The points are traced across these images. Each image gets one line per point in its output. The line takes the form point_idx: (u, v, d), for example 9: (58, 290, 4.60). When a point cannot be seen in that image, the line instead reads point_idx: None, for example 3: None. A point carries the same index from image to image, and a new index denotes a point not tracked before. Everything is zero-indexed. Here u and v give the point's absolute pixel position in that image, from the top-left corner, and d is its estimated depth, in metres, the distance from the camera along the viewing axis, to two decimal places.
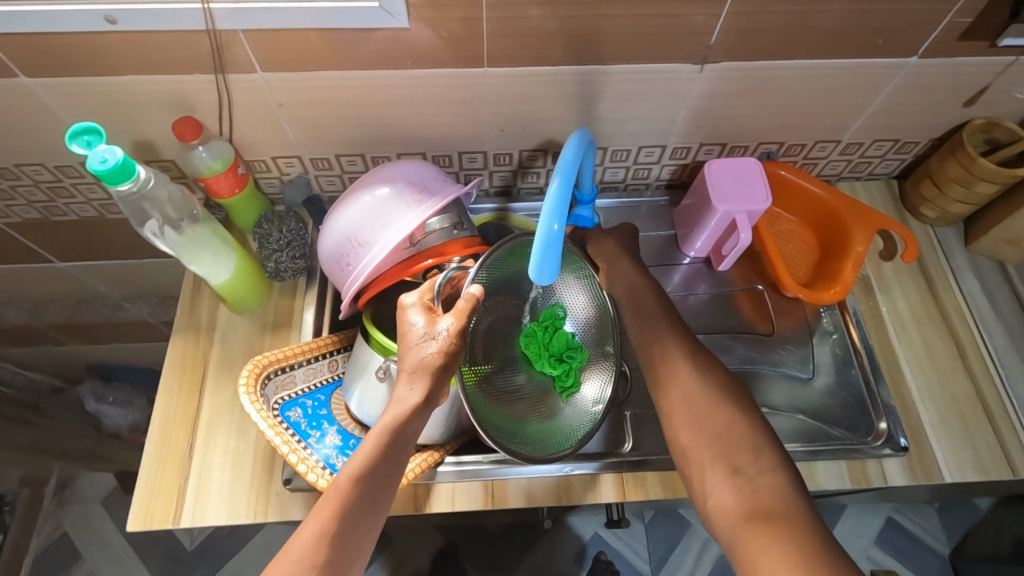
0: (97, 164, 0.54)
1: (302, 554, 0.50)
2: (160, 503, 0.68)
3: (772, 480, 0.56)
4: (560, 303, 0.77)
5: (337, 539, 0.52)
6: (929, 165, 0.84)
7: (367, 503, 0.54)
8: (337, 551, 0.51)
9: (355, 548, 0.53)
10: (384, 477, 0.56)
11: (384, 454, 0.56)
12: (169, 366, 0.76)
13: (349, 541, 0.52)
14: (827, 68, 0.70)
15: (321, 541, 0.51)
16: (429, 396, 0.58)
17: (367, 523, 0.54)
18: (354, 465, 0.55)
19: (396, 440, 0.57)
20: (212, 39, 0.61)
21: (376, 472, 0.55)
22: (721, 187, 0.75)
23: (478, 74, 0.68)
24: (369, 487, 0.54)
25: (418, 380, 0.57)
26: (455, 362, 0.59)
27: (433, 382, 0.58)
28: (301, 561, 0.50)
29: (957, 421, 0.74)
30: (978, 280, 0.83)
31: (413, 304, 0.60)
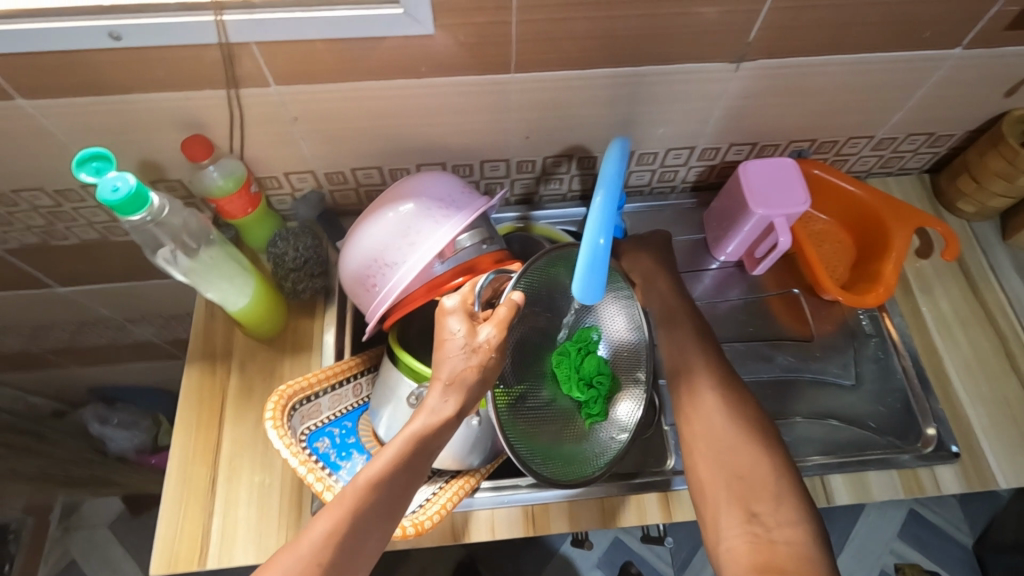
0: (107, 193, 0.50)
1: (307, 552, 0.46)
2: (185, 544, 0.65)
3: (791, 534, 0.53)
4: (597, 322, 0.73)
5: (346, 540, 0.48)
6: (966, 159, 0.81)
7: (381, 508, 0.50)
8: (344, 555, 0.47)
9: (362, 554, 0.49)
10: (402, 485, 0.52)
11: (407, 462, 0.52)
12: (185, 398, 0.72)
13: (357, 546, 0.48)
14: (868, 62, 0.67)
15: (329, 540, 0.47)
16: (460, 408, 0.54)
17: (379, 528, 0.50)
18: (374, 467, 0.51)
19: (420, 448, 0.53)
20: (223, 52, 0.57)
21: (396, 478, 0.51)
22: (757, 189, 0.72)
23: (504, 79, 0.64)
24: (385, 491, 0.50)
25: (452, 392, 0.54)
26: (491, 375, 0.56)
27: (466, 394, 0.54)
28: (306, 559, 0.46)
29: (1009, 425, 0.72)
30: (1021, 276, 0.81)
31: (453, 309, 0.56)
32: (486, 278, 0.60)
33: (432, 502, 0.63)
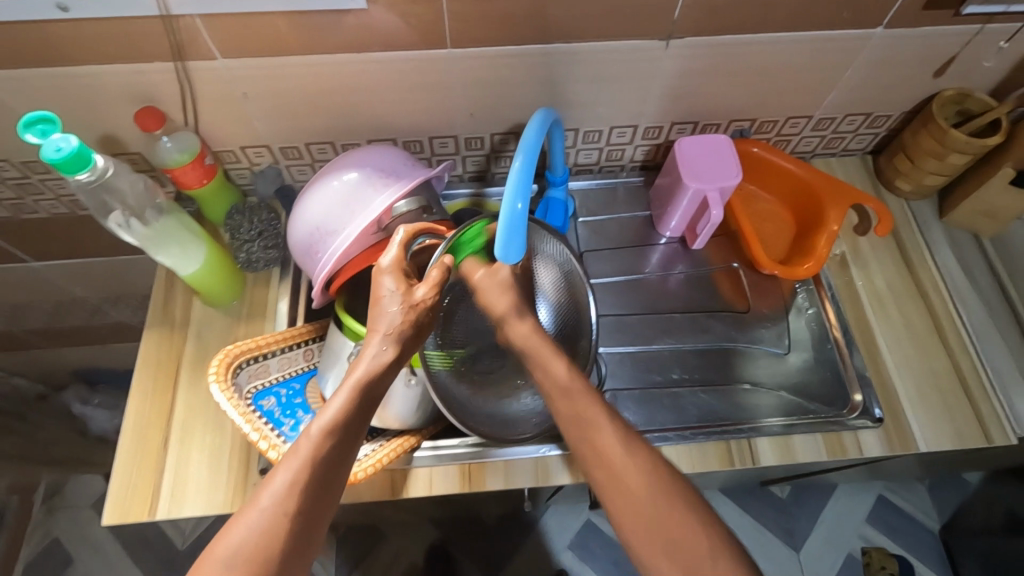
0: (51, 153, 0.53)
1: (274, 502, 0.49)
2: (136, 498, 0.68)
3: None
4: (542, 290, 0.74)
5: (311, 488, 0.50)
6: (903, 139, 0.84)
7: (340, 453, 0.52)
8: (311, 501, 0.50)
9: (328, 498, 0.51)
10: (357, 428, 0.54)
11: (357, 409, 0.54)
12: (143, 363, 0.75)
13: (322, 492, 0.51)
14: (793, 41, 0.69)
15: (295, 490, 0.49)
16: (402, 355, 0.58)
17: (340, 472, 0.53)
18: (328, 417, 0.53)
19: (367, 393, 0.56)
20: (169, 25, 0.60)
21: (349, 424, 0.54)
22: (692, 165, 0.75)
23: (443, 56, 0.67)
24: (341, 438, 0.53)
25: (390, 341, 0.57)
26: (427, 324, 0.60)
27: (409, 342, 0.59)
28: (273, 510, 0.48)
29: (934, 393, 0.74)
30: (954, 254, 0.84)
31: (387, 268, 0.59)
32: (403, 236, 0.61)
33: (367, 457, 0.66)
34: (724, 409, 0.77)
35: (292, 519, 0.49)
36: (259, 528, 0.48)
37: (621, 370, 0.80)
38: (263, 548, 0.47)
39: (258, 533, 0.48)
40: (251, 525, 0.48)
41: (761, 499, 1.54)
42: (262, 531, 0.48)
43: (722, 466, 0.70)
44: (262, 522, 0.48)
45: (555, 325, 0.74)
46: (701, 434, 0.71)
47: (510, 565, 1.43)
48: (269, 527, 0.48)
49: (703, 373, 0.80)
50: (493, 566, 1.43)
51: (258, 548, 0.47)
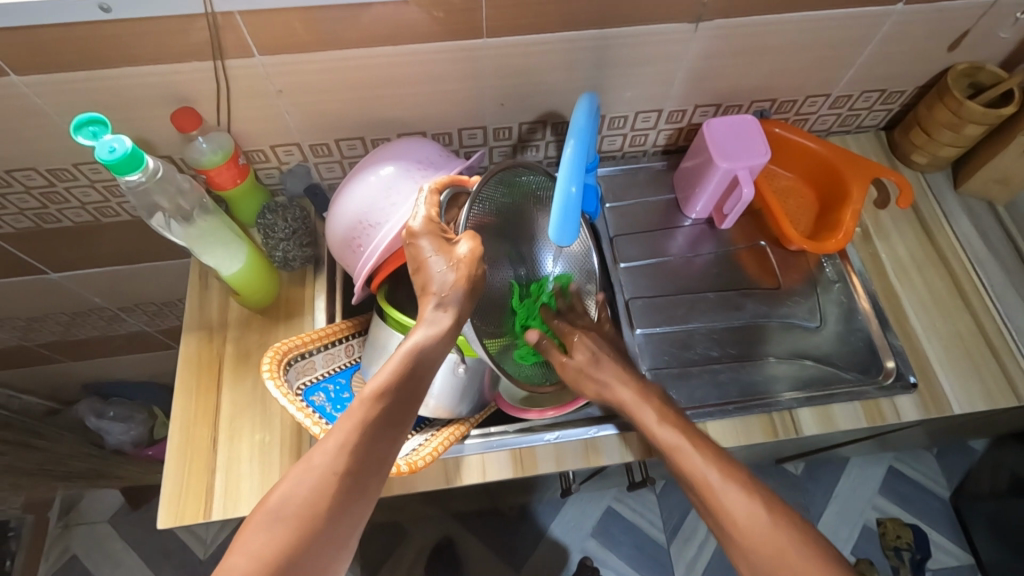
0: (105, 154, 0.54)
1: (324, 463, 0.51)
2: (189, 499, 0.68)
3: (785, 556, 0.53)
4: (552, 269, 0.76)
5: (358, 449, 0.52)
6: (917, 113, 0.86)
7: (388, 417, 0.54)
8: (358, 462, 0.52)
9: (375, 461, 0.53)
10: (406, 394, 0.55)
11: (410, 373, 0.55)
12: (184, 366, 0.75)
13: (369, 456, 0.52)
14: (818, 20, 0.71)
15: (343, 449, 0.51)
16: (456, 317, 0.57)
17: (389, 438, 0.54)
18: (377, 381, 0.54)
19: (421, 355, 0.56)
20: (209, 23, 0.60)
21: (400, 390, 0.55)
22: (722, 145, 0.76)
23: (478, 46, 0.68)
24: (389, 402, 0.54)
25: (442, 306, 0.57)
26: (479, 279, 0.58)
27: (460, 304, 0.58)
28: (322, 469, 0.50)
29: (964, 357, 0.77)
30: (972, 223, 0.86)
31: (422, 233, 0.59)
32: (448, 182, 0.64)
33: (424, 446, 0.67)
34: (759, 382, 0.79)
35: (339, 479, 0.51)
36: (305, 485, 0.50)
37: (657, 350, 0.81)
38: (310, 505, 0.49)
39: (305, 490, 0.50)
40: (301, 483, 0.50)
41: (777, 478, 1.56)
42: (311, 489, 0.50)
43: (765, 437, 0.72)
44: (309, 481, 0.50)
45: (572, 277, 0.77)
46: (743, 408, 0.73)
47: (535, 555, 1.44)
48: (315, 487, 0.50)
49: (738, 347, 0.82)
50: (517, 558, 1.44)
51: (305, 505, 0.49)
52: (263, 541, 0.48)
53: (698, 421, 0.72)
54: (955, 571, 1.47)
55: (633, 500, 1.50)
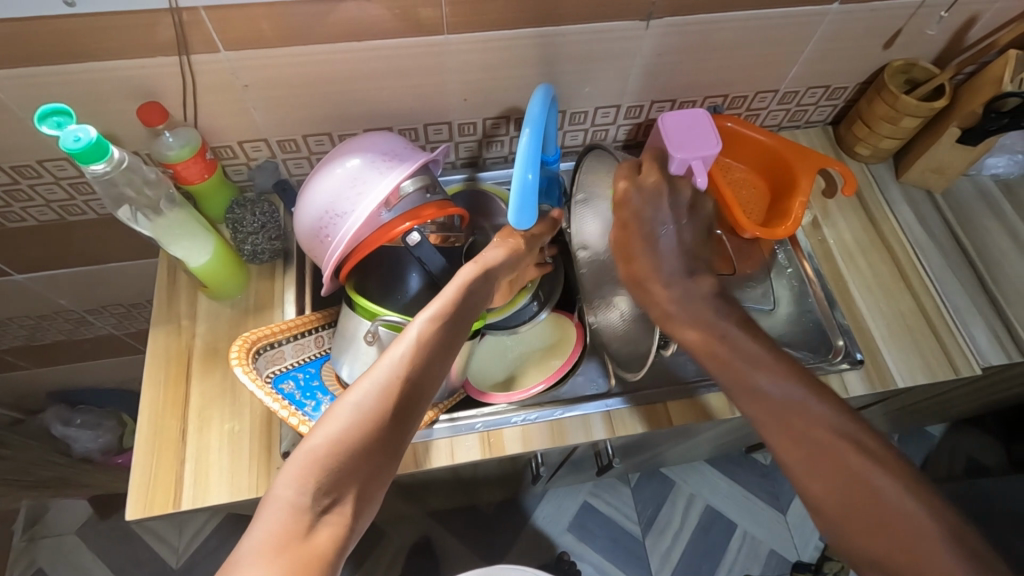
0: (70, 143, 0.55)
1: (390, 366, 0.57)
2: (158, 490, 0.68)
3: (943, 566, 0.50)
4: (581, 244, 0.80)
5: (420, 361, 0.58)
6: (859, 108, 0.91)
7: (443, 338, 0.60)
8: (418, 372, 0.57)
9: (432, 376, 0.58)
10: (458, 322, 0.62)
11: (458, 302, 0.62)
12: (153, 359, 0.76)
13: (428, 367, 0.58)
14: (761, 18, 0.75)
15: (407, 359, 0.57)
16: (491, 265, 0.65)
17: (445, 358, 0.60)
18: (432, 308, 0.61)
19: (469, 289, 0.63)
20: (174, 18, 0.62)
21: (453, 316, 0.61)
22: (676, 138, 0.80)
23: (439, 42, 0.70)
24: (443, 325, 0.60)
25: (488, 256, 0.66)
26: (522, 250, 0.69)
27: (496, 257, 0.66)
28: (388, 370, 0.56)
29: (906, 334, 0.81)
30: (913, 211, 0.91)
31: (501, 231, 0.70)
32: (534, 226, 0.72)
33: None
34: None
35: (402, 380, 0.56)
36: (376, 387, 0.55)
37: None
38: (380, 399, 0.55)
39: (375, 386, 0.55)
40: (372, 381, 0.56)
41: (746, 467, 1.55)
42: (379, 385, 0.55)
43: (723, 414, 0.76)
44: (378, 378, 0.56)
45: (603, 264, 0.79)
46: (704, 386, 0.77)
47: (512, 550, 1.46)
48: (382, 387, 0.55)
49: None
50: (495, 554, 1.45)
51: (375, 398, 0.55)
52: (338, 432, 0.52)
53: (661, 402, 0.76)
54: None
55: (608, 493, 1.52)
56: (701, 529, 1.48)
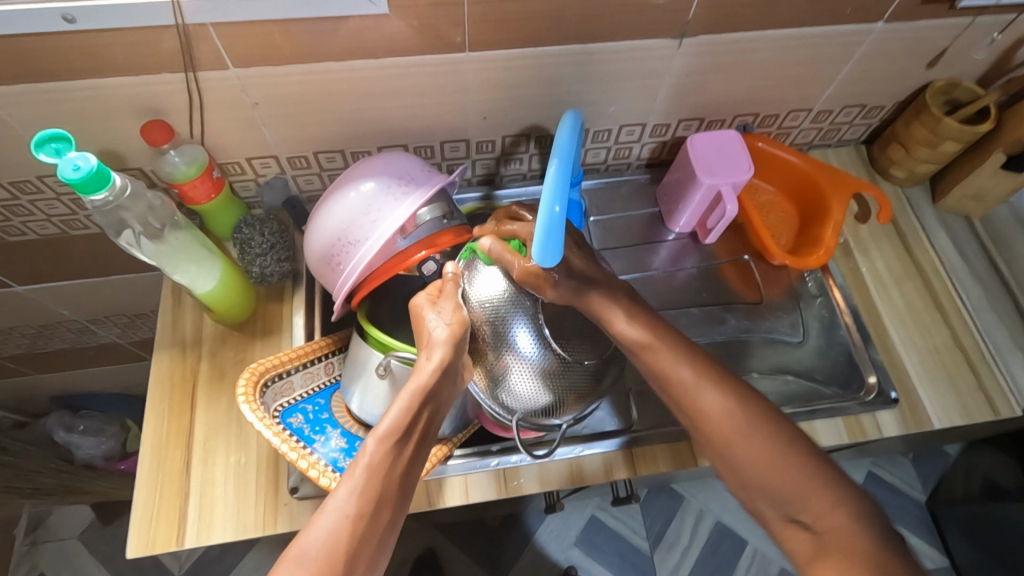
0: (69, 172, 0.52)
1: (339, 508, 0.48)
2: (161, 526, 0.65)
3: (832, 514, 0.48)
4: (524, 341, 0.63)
5: (374, 491, 0.49)
6: (896, 128, 0.87)
7: (397, 462, 0.51)
8: (374, 505, 0.48)
9: (390, 502, 0.50)
10: (414, 436, 0.53)
11: (414, 413, 0.53)
12: (157, 385, 0.73)
13: (384, 497, 0.49)
14: (800, 37, 0.71)
15: (360, 492, 0.48)
16: (450, 364, 0.56)
17: (401, 484, 0.51)
18: (382, 424, 0.52)
19: (428, 397, 0.54)
20: (180, 34, 0.58)
21: (410, 428, 0.53)
22: (705, 160, 0.77)
23: (460, 60, 0.66)
24: (397, 446, 0.52)
25: (438, 348, 0.56)
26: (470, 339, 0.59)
27: (453, 355, 0.57)
28: (336, 515, 0.47)
29: (943, 370, 0.78)
30: (949, 238, 0.87)
31: (424, 303, 0.60)
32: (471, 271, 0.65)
33: None
34: None
35: (355, 523, 0.47)
36: (326, 534, 0.46)
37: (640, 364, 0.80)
38: (332, 552, 0.45)
39: (323, 537, 0.46)
40: (319, 529, 0.46)
41: None
42: (327, 535, 0.46)
43: None
44: (327, 526, 0.46)
45: (536, 354, 0.63)
46: None
47: (519, 565, 1.43)
48: (332, 533, 0.46)
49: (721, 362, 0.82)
50: (502, 568, 1.43)
51: (325, 551, 0.45)
52: None
53: (682, 440, 0.73)
54: None
55: (617, 508, 1.49)
56: (712, 546, 1.45)
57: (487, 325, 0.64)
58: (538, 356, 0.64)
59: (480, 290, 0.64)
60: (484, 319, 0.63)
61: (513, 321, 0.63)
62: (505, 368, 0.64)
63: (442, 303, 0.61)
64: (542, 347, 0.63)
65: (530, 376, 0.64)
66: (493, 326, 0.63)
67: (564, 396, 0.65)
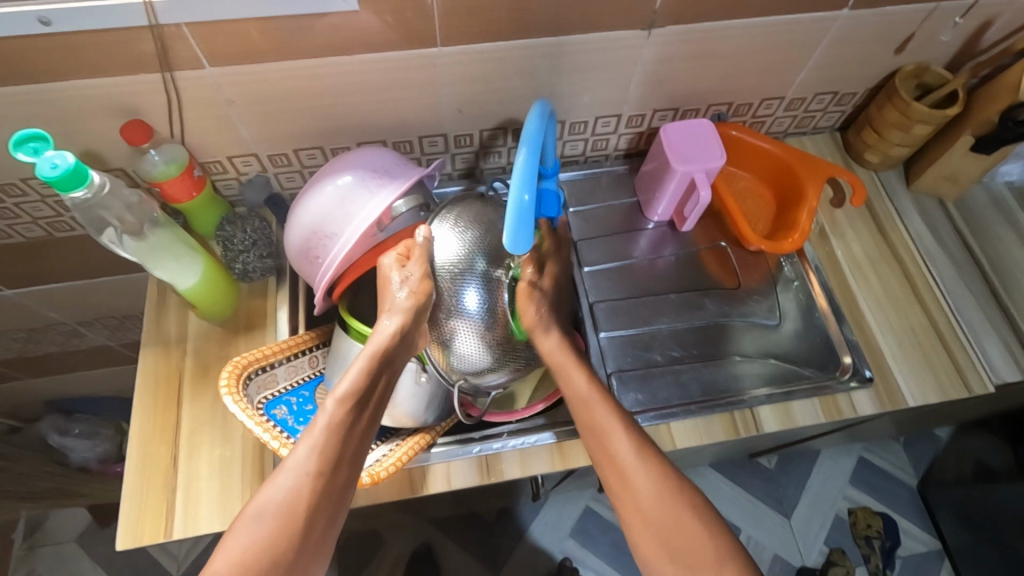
0: (47, 170, 0.54)
1: (298, 466, 0.51)
2: (148, 519, 0.67)
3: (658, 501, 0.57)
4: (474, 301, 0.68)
5: (332, 448, 0.53)
6: (868, 114, 0.88)
7: (354, 422, 0.55)
8: (332, 463, 0.52)
9: (348, 460, 0.54)
10: (371, 400, 0.57)
11: (371, 378, 0.57)
12: (143, 381, 0.74)
13: (342, 457, 0.53)
14: (766, 26, 0.72)
15: (318, 449, 0.52)
16: (406, 330, 0.60)
17: (358, 443, 0.55)
18: (341, 388, 0.55)
19: (383, 364, 0.58)
20: (155, 34, 0.59)
21: (366, 390, 0.56)
22: (679, 148, 0.78)
23: (433, 54, 0.68)
24: (354, 409, 0.55)
25: (397, 314, 0.60)
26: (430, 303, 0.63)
27: (413, 321, 0.61)
28: (295, 472, 0.51)
29: (917, 350, 0.79)
30: (923, 220, 0.89)
31: (389, 266, 0.63)
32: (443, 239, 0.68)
33: (387, 458, 0.67)
34: (723, 381, 0.80)
35: (314, 479, 0.51)
36: (286, 489, 0.50)
37: (621, 352, 0.82)
38: (291, 507, 0.49)
39: (283, 493, 0.50)
40: (279, 486, 0.50)
41: (749, 471, 1.53)
42: (288, 491, 0.50)
43: (729, 435, 0.74)
44: (287, 482, 0.50)
45: (482, 312, 0.68)
46: (706, 408, 0.75)
47: (514, 557, 1.44)
48: (293, 487, 0.50)
49: (701, 347, 0.83)
50: (497, 560, 1.44)
51: (285, 505, 0.49)
52: (244, 546, 0.48)
53: (661, 422, 0.74)
54: (922, 558, 1.48)
55: None
56: None
57: (441, 285, 0.68)
58: (485, 315, 0.69)
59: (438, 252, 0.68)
60: (439, 278, 0.67)
61: (464, 282, 0.68)
62: (450, 326, 0.68)
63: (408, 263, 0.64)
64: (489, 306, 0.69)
65: (478, 335, 0.69)
66: (447, 286, 0.68)
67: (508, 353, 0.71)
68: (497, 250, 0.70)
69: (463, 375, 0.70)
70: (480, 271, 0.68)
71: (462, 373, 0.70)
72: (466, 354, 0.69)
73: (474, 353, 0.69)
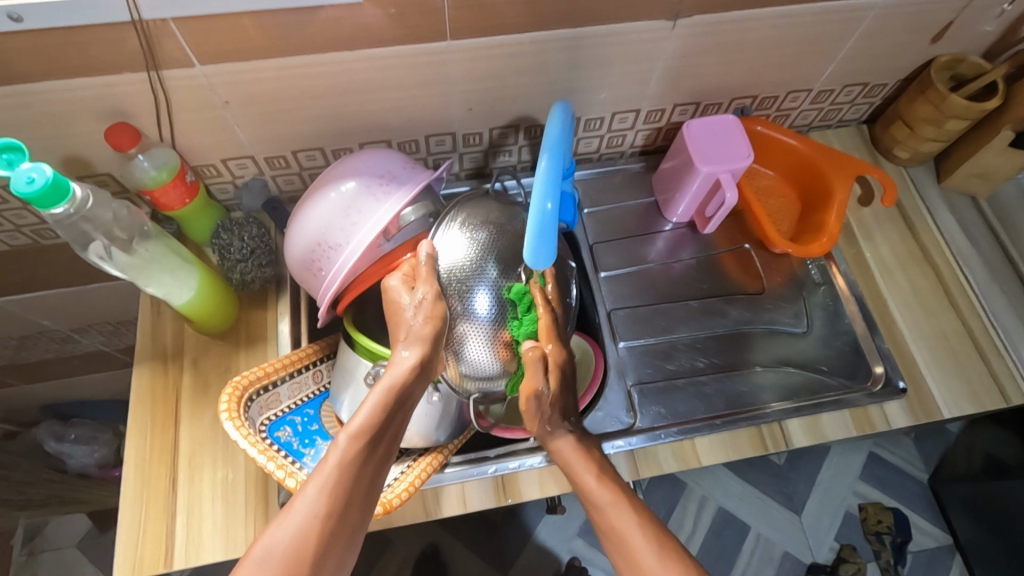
0: (23, 185, 0.49)
1: (308, 506, 0.48)
2: (148, 548, 0.63)
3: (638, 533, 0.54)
4: (483, 308, 0.64)
5: (344, 487, 0.50)
6: (898, 107, 0.84)
7: (368, 460, 0.52)
8: (343, 503, 0.49)
9: (360, 500, 0.51)
10: (384, 437, 0.54)
11: (385, 414, 0.54)
12: (138, 400, 0.70)
13: (354, 497, 0.50)
14: (798, 15, 0.67)
15: (329, 488, 0.49)
16: (425, 362, 0.58)
17: (371, 482, 0.52)
18: (355, 423, 0.53)
19: (397, 401, 0.56)
20: (138, 31, 0.54)
21: (380, 426, 0.54)
22: (702, 148, 0.74)
23: (440, 49, 0.63)
24: (368, 446, 0.52)
25: (415, 344, 0.58)
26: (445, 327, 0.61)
27: (430, 350, 0.59)
28: (304, 512, 0.47)
29: (950, 357, 0.76)
30: (954, 217, 0.85)
31: (396, 286, 0.62)
32: (443, 239, 0.64)
33: (399, 481, 0.63)
34: (747, 392, 0.76)
35: (324, 520, 0.48)
36: (293, 530, 0.46)
37: (639, 363, 0.78)
38: (299, 550, 0.46)
39: (290, 535, 0.46)
40: (286, 528, 0.47)
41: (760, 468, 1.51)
42: (296, 534, 0.46)
43: (754, 451, 0.71)
44: (295, 523, 0.47)
45: (493, 319, 0.64)
46: (731, 422, 0.71)
47: (524, 558, 1.42)
48: (302, 528, 0.47)
49: (723, 356, 0.79)
50: (506, 562, 1.42)
51: (292, 549, 0.46)
52: None
53: (685, 438, 0.71)
54: (934, 554, 1.46)
55: None
56: (714, 532, 1.45)
57: (450, 292, 0.63)
58: (495, 322, 0.64)
59: (444, 258, 0.63)
60: (448, 286, 0.63)
61: (475, 284, 0.64)
62: (459, 331, 0.64)
63: (416, 284, 0.61)
64: (500, 312, 0.65)
65: (489, 344, 0.65)
66: (455, 293, 0.63)
67: (518, 363, 0.66)
68: (512, 260, 0.65)
69: (476, 387, 0.66)
70: (489, 276, 0.64)
71: (476, 384, 0.66)
72: (478, 364, 0.65)
73: (487, 364, 0.65)
